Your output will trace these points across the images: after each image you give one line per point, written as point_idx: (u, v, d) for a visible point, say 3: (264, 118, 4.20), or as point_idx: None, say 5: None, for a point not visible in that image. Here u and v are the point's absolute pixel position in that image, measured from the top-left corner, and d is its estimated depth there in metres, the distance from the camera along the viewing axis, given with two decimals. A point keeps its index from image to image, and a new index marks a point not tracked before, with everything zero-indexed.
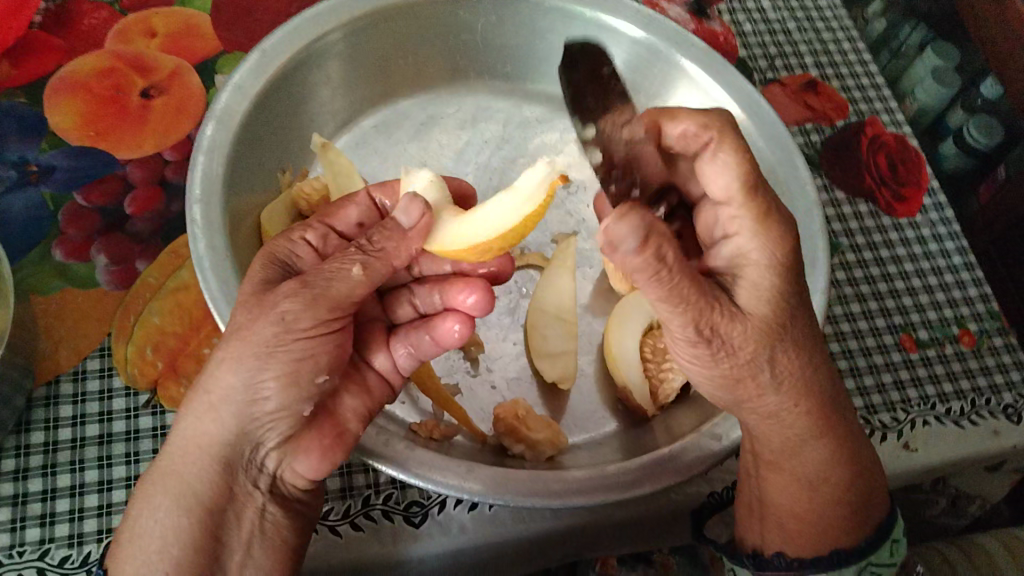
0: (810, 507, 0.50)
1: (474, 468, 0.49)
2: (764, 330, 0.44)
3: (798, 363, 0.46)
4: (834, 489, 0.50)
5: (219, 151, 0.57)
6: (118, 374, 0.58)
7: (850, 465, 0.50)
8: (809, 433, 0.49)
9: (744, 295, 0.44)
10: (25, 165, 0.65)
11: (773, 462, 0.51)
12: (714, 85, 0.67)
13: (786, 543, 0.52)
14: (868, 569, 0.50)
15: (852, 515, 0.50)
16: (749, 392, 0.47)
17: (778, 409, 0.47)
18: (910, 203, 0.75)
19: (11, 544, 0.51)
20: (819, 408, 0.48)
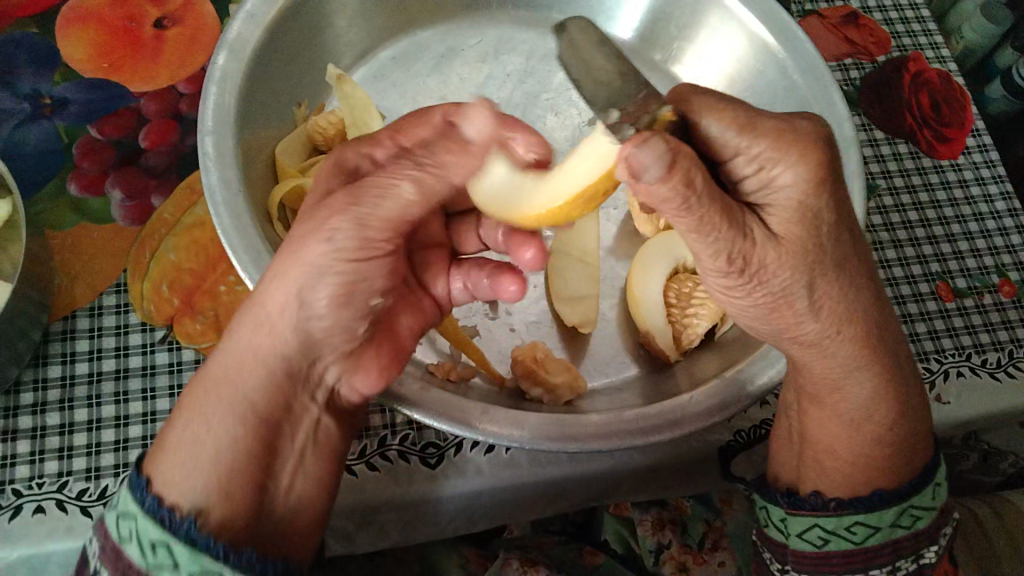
0: (846, 444, 0.47)
1: (489, 411, 0.48)
2: (794, 259, 0.39)
3: (838, 292, 0.42)
4: (874, 428, 0.46)
5: (231, 83, 0.56)
6: (134, 310, 0.58)
7: (890, 405, 0.46)
8: (856, 364, 0.45)
9: (777, 222, 0.39)
10: (38, 98, 0.64)
11: (815, 396, 0.48)
12: (751, 17, 0.65)
13: (825, 481, 0.49)
14: (909, 512, 0.47)
15: (888, 457, 0.47)
16: (785, 321, 0.42)
17: (818, 337, 0.43)
18: (952, 144, 0.72)
19: (30, 476, 0.52)
20: (861, 340, 0.44)
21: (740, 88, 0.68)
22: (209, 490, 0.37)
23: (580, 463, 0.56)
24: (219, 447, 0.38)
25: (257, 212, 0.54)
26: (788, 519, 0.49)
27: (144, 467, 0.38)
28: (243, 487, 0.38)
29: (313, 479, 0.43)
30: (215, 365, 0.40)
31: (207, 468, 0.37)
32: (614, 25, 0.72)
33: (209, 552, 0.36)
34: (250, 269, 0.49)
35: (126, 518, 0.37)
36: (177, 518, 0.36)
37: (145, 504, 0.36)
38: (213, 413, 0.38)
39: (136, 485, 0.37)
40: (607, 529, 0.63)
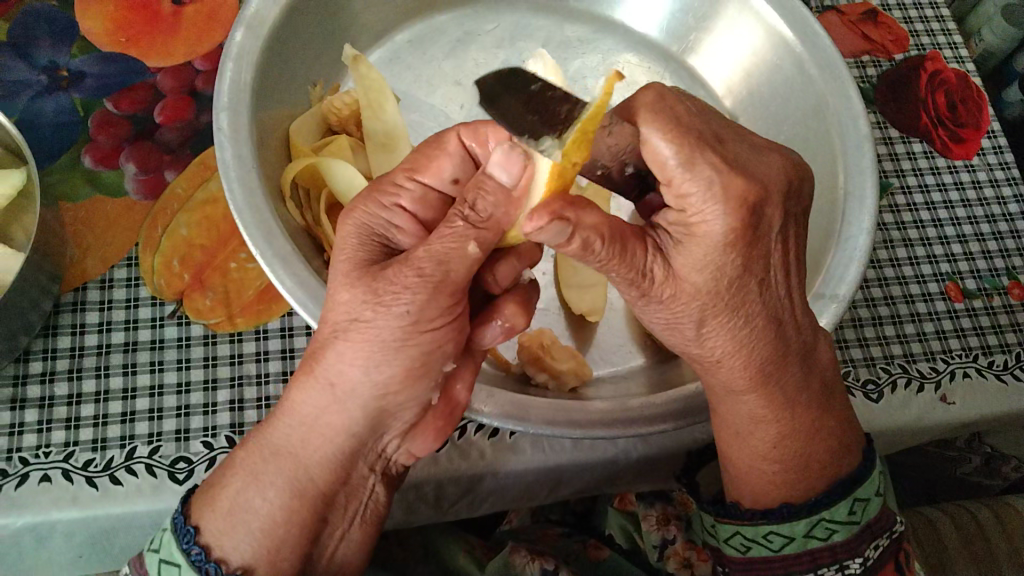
0: (745, 459, 0.48)
1: (494, 394, 0.48)
2: (696, 296, 0.41)
3: (730, 325, 0.42)
4: (764, 443, 0.46)
5: (248, 59, 0.56)
6: (144, 284, 0.58)
7: (784, 421, 0.46)
8: (735, 386, 0.45)
9: (679, 263, 0.41)
10: (56, 70, 0.64)
11: (716, 411, 0.48)
12: (768, 7, 0.64)
13: (739, 493, 0.49)
14: (822, 525, 0.46)
15: (787, 471, 0.47)
16: (683, 341, 0.45)
17: (704, 359, 0.45)
18: (967, 144, 0.71)
19: (37, 445, 0.52)
20: (747, 367, 0.44)
21: (757, 81, 0.68)
22: (256, 553, 0.41)
23: (583, 450, 0.56)
24: (269, 520, 0.41)
25: (270, 190, 0.54)
26: (717, 525, 0.50)
27: (193, 515, 0.42)
28: (285, 557, 0.42)
29: (359, 543, 0.47)
30: (269, 437, 0.42)
31: (255, 538, 0.41)
32: (632, 15, 0.72)
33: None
34: (260, 244, 0.49)
35: (169, 566, 0.41)
36: (223, 573, 0.40)
37: (191, 555, 0.41)
38: (265, 488, 0.41)
39: (183, 533, 0.41)
40: (612, 524, 0.63)
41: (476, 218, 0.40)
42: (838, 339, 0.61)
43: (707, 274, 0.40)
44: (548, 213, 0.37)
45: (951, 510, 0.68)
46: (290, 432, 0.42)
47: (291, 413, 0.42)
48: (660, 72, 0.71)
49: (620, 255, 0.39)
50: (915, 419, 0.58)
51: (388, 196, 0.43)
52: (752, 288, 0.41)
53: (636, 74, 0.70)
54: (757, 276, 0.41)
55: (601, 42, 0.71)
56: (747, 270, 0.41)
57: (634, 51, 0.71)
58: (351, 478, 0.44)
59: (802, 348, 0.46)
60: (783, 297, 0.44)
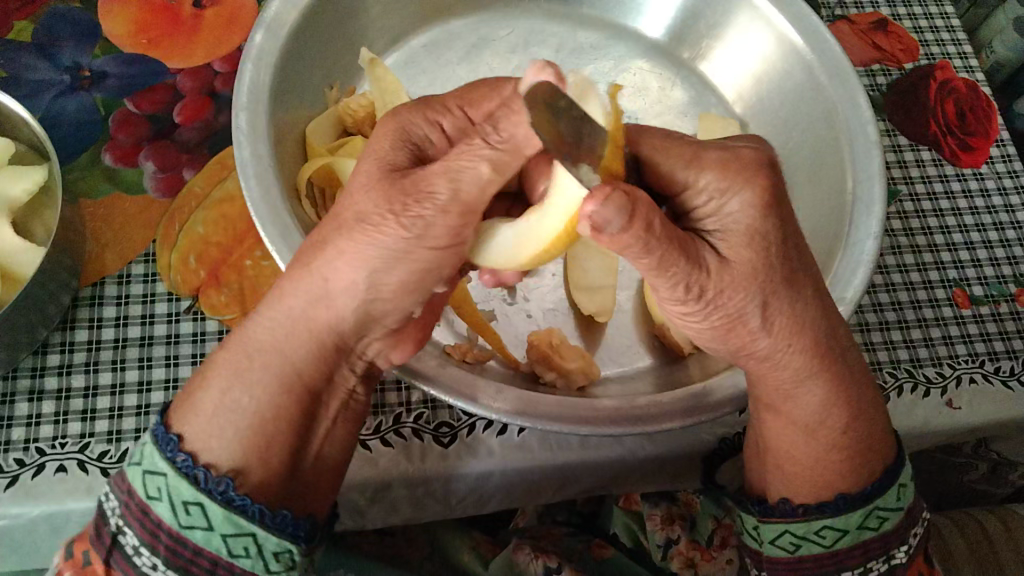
0: (804, 455, 0.48)
1: (503, 390, 0.49)
2: (751, 275, 0.41)
3: (787, 302, 0.43)
4: (828, 434, 0.47)
5: (266, 60, 0.57)
6: (160, 279, 0.59)
7: (838, 413, 0.47)
8: (801, 373, 0.46)
9: (728, 245, 0.41)
10: (78, 70, 0.65)
11: (771, 406, 0.49)
12: (778, 16, 0.65)
13: (793, 491, 0.49)
14: (874, 514, 0.47)
15: (845, 462, 0.48)
16: (739, 338, 0.44)
17: (770, 351, 0.45)
18: (976, 153, 0.72)
19: (54, 436, 0.53)
20: (805, 346, 0.45)
21: (767, 89, 0.69)
22: (244, 452, 0.40)
23: (590, 449, 0.57)
24: (257, 416, 0.41)
25: (286, 188, 0.55)
26: (762, 526, 0.50)
27: (175, 424, 0.41)
28: (275, 454, 0.41)
29: (340, 438, 0.47)
30: (252, 335, 0.41)
31: (243, 435, 0.40)
32: (644, 22, 0.73)
33: (242, 512, 0.39)
34: (276, 240, 0.50)
35: (152, 477, 0.39)
36: (213, 478, 0.39)
37: (177, 462, 0.39)
38: (252, 385, 0.41)
39: (167, 443, 0.40)
40: (616, 523, 0.64)
41: (496, 139, 0.39)
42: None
43: (758, 247, 0.41)
44: (607, 188, 0.35)
45: (956, 517, 0.68)
46: (272, 331, 0.41)
47: (278, 316, 0.41)
48: (671, 78, 0.72)
49: (677, 243, 0.39)
50: (920, 424, 0.59)
51: (435, 111, 0.44)
52: (793, 256, 0.43)
53: (648, 80, 0.71)
54: (792, 244, 0.43)
55: (613, 49, 0.72)
56: (784, 242, 0.42)
57: (646, 57, 0.72)
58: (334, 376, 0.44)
59: (848, 331, 0.48)
60: (825, 279, 0.46)
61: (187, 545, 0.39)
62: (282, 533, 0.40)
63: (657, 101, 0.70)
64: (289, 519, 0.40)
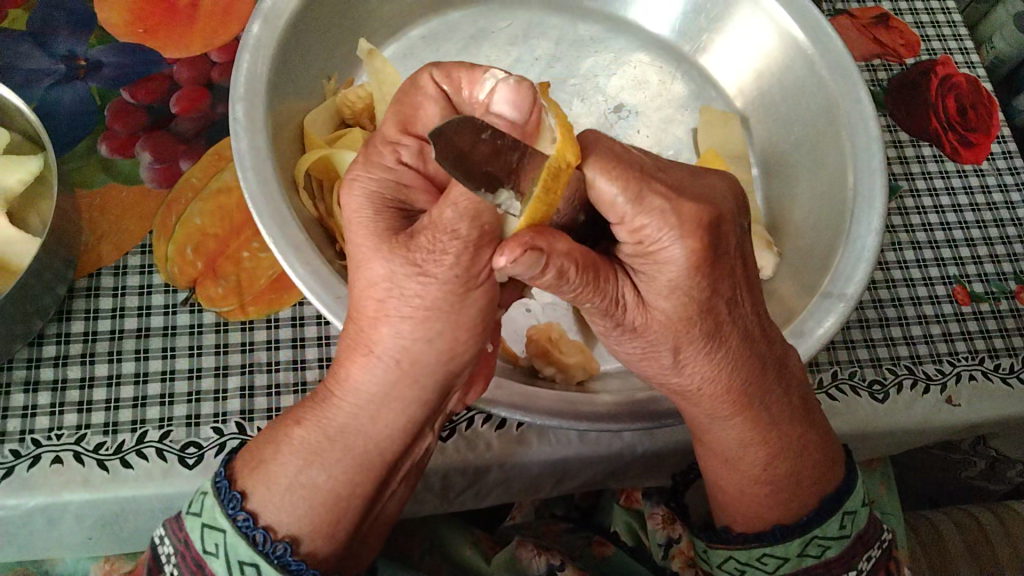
0: (733, 485, 0.48)
1: (502, 385, 0.49)
2: (669, 325, 0.41)
3: (705, 351, 0.42)
4: (749, 468, 0.47)
5: (264, 50, 0.56)
6: (158, 271, 0.59)
7: (768, 449, 0.46)
8: (718, 413, 0.45)
9: (647, 291, 0.41)
10: (74, 60, 0.65)
11: (699, 439, 0.48)
12: (780, 9, 0.65)
13: (730, 518, 0.50)
14: (815, 542, 0.46)
15: (778, 493, 0.47)
16: (653, 370, 0.44)
17: (684, 388, 0.44)
18: (977, 148, 0.72)
19: (50, 427, 0.53)
20: (726, 391, 0.44)
21: (769, 83, 0.68)
22: (311, 525, 0.41)
23: (589, 444, 0.56)
24: (330, 494, 0.42)
25: (284, 180, 0.54)
26: (709, 551, 0.50)
27: (241, 482, 0.42)
28: (342, 529, 0.43)
29: (401, 495, 0.48)
30: (330, 416, 0.42)
31: (309, 507, 0.41)
32: (645, 15, 0.72)
33: (296, 575, 0.40)
34: (274, 232, 0.50)
35: (212, 532, 0.40)
36: (271, 541, 0.40)
37: (237, 520, 0.40)
38: (330, 465, 0.42)
39: (228, 499, 0.41)
40: (618, 522, 0.62)
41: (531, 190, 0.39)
42: (811, 362, 0.60)
43: (677, 299, 0.40)
44: (520, 243, 0.35)
45: (953, 513, 0.68)
46: (357, 407, 0.41)
47: (357, 394, 0.41)
48: (672, 72, 0.71)
49: (593, 282, 0.39)
50: (920, 420, 0.58)
51: (384, 156, 0.42)
52: (721, 306, 0.41)
53: (648, 73, 0.71)
54: (725, 295, 0.41)
55: (613, 42, 0.72)
56: (715, 293, 0.40)
57: (647, 50, 0.72)
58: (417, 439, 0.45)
59: (779, 369, 0.46)
60: (753, 319, 0.44)
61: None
62: None
63: (657, 96, 0.70)
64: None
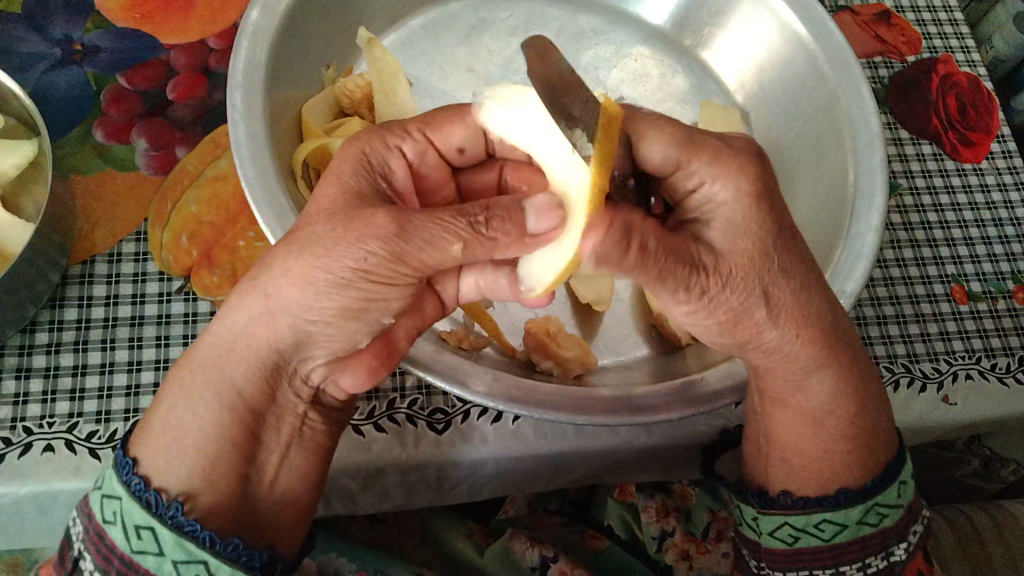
0: (811, 444, 0.48)
1: (497, 376, 0.49)
2: (751, 266, 0.43)
3: (790, 295, 0.44)
4: (837, 424, 0.48)
5: (262, 37, 0.56)
6: (152, 259, 0.58)
7: (848, 402, 0.48)
8: (812, 364, 0.47)
9: (723, 242, 0.43)
10: (70, 44, 0.64)
11: (775, 399, 0.49)
12: (782, 4, 0.65)
13: (794, 483, 0.49)
14: (875, 510, 0.47)
15: (849, 452, 0.48)
16: (747, 333, 0.45)
17: (779, 343, 0.45)
18: (976, 148, 0.71)
19: (42, 415, 0.52)
20: (808, 341, 0.46)
21: (770, 78, 0.68)
22: (195, 475, 0.40)
23: (585, 439, 0.56)
24: (211, 435, 0.40)
25: (281, 169, 0.54)
26: (760, 517, 0.50)
27: (133, 447, 0.41)
28: (225, 482, 0.41)
29: (299, 466, 0.45)
30: (199, 352, 0.41)
31: (192, 455, 0.40)
32: (646, 8, 0.72)
33: (193, 538, 0.39)
34: (271, 220, 0.49)
35: (110, 501, 0.40)
36: (164, 501, 0.39)
37: (131, 486, 0.39)
38: (195, 401, 0.40)
39: (123, 466, 0.40)
40: (611, 515, 0.63)
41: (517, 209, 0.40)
42: None
43: (750, 237, 0.43)
44: (602, 222, 0.38)
45: (947, 512, 0.68)
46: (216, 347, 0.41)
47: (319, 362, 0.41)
48: (672, 65, 0.71)
49: (673, 250, 0.41)
50: (916, 419, 0.58)
51: (392, 138, 0.46)
52: (791, 248, 0.44)
53: (648, 66, 0.70)
54: (790, 235, 0.44)
55: (614, 34, 0.71)
56: (779, 232, 0.43)
57: (648, 43, 0.71)
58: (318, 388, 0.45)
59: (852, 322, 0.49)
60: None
61: (138, 571, 0.38)
62: (235, 563, 0.39)
63: (657, 88, 0.70)
64: (242, 547, 0.40)
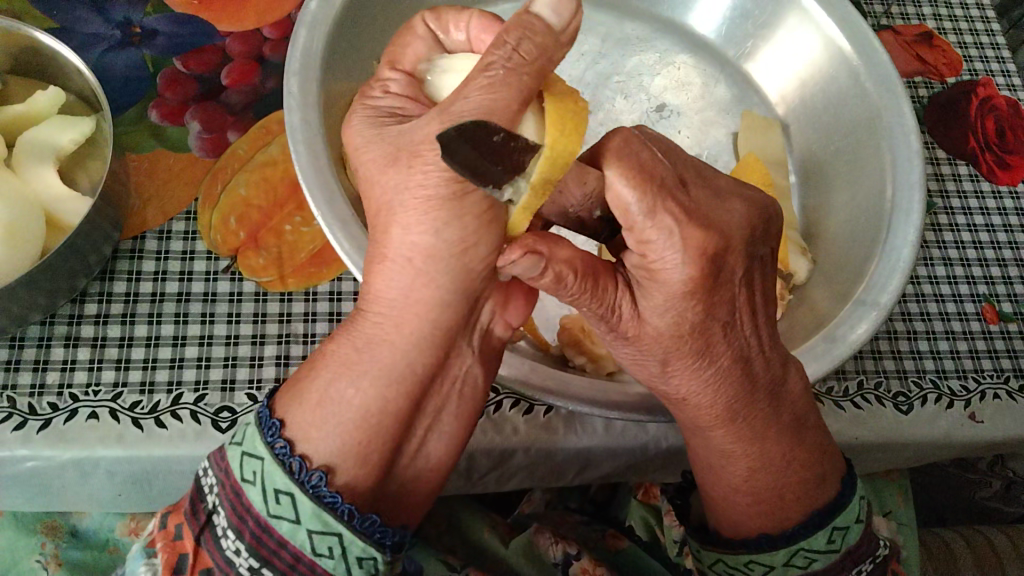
0: (724, 490, 0.48)
1: (535, 368, 0.49)
2: (658, 335, 0.42)
3: (693, 366, 0.43)
4: (742, 476, 0.47)
5: (319, 28, 0.57)
6: (201, 238, 0.60)
7: (756, 454, 0.47)
8: (704, 423, 0.47)
9: (641, 305, 0.42)
10: (129, 26, 0.66)
11: (693, 444, 0.49)
12: (829, 20, 0.66)
13: (718, 522, 0.50)
14: (801, 553, 0.47)
15: (762, 504, 0.47)
16: (646, 378, 0.46)
17: (676, 396, 0.46)
18: (1013, 171, 0.72)
19: (88, 383, 0.54)
20: (714, 405, 0.45)
21: (812, 93, 0.69)
22: (342, 450, 0.38)
23: (614, 436, 0.57)
24: (361, 415, 0.38)
25: (332, 154, 0.55)
26: (699, 552, 0.52)
27: (279, 409, 0.39)
28: (375, 453, 0.39)
29: (449, 437, 0.44)
30: (363, 327, 0.40)
31: (345, 432, 0.38)
32: (689, 16, 0.73)
33: (332, 510, 0.36)
34: (322, 205, 0.50)
35: (251, 461, 0.37)
36: (307, 469, 0.37)
37: (276, 448, 0.37)
38: (359, 377, 0.39)
39: (269, 427, 0.38)
40: (632, 515, 0.62)
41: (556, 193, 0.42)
42: (839, 370, 0.60)
43: (667, 314, 0.41)
44: (521, 246, 0.39)
45: (965, 532, 0.69)
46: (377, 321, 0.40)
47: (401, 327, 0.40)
48: (714, 75, 0.72)
49: (592, 290, 0.40)
50: (943, 435, 0.59)
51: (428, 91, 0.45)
52: (716, 326, 0.42)
53: (690, 75, 0.72)
54: (722, 319, 0.43)
55: (658, 42, 0.72)
56: (709, 315, 0.42)
57: (691, 53, 0.72)
58: (449, 357, 0.42)
59: (773, 387, 0.46)
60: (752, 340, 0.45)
61: (273, 536, 0.36)
62: (369, 539, 0.36)
63: (699, 97, 0.71)
64: (378, 525, 0.37)
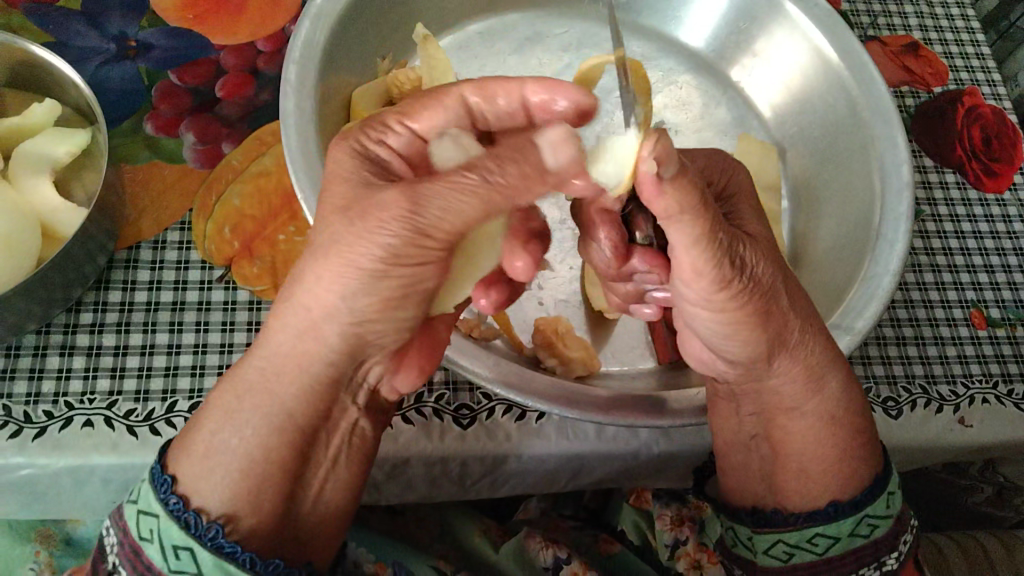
0: (809, 457, 0.49)
1: (500, 363, 0.50)
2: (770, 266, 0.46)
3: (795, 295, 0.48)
4: (829, 436, 0.49)
5: (324, 20, 0.58)
6: (195, 248, 0.61)
7: (841, 415, 0.49)
8: (809, 369, 0.49)
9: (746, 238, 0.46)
10: (125, 40, 0.67)
11: (776, 416, 0.50)
12: (820, 35, 0.66)
13: (781, 503, 0.50)
14: (865, 521, 0.47)
15: (835, 471, 0.48)
16: (753, 329, 0.47)
17: (782, 338, 0.48)
18: (999, 178, 0.73)
19: (83, 391, 0.54)
20: (814, 342, 0.48)
21: (806, 111, 0.70)
22: (232, 497, 0.40)
23: (607, 441, 0.57)
24: (256, 454, 0.40)
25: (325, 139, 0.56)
26: (755, 536, 0.50)
27: (172, 462, 0.41)
28: (269, 497, 0.41)
29: (344, 482, 0.46)
30: None
31: (231, 474, 0.40)
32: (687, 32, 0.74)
33: (232, 559, 0.39)
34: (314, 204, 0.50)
35: (146, 518, 0.40)
36: (203, 523, 0.39)
37: (169, 504, 0.40)
38: (242, 427, 0.40)
39: (161, 483, 0.40)
40: (625, 520, 0.64)
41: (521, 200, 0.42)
42: None
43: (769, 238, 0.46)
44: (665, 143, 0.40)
45: (957, 536, 0.69)
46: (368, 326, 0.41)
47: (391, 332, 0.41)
48: (716, 96, 0.73)
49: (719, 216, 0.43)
50: (933, 438, 0.59)
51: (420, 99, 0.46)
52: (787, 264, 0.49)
53: (692, 95, 0.73)
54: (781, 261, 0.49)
55: (663, 61, 0.74)
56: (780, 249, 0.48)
57: (696, 72, 0.74)
58: (333, 410, 0.43)
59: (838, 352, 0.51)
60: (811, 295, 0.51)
61: None
62: None
63: (698, 118, 0.72)
64: (281, 567, 0.40)
